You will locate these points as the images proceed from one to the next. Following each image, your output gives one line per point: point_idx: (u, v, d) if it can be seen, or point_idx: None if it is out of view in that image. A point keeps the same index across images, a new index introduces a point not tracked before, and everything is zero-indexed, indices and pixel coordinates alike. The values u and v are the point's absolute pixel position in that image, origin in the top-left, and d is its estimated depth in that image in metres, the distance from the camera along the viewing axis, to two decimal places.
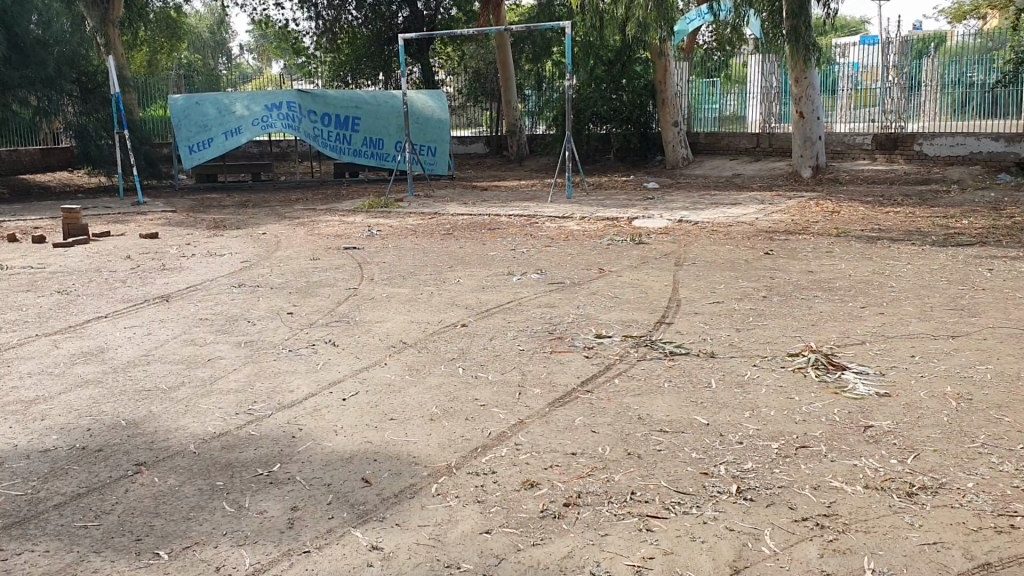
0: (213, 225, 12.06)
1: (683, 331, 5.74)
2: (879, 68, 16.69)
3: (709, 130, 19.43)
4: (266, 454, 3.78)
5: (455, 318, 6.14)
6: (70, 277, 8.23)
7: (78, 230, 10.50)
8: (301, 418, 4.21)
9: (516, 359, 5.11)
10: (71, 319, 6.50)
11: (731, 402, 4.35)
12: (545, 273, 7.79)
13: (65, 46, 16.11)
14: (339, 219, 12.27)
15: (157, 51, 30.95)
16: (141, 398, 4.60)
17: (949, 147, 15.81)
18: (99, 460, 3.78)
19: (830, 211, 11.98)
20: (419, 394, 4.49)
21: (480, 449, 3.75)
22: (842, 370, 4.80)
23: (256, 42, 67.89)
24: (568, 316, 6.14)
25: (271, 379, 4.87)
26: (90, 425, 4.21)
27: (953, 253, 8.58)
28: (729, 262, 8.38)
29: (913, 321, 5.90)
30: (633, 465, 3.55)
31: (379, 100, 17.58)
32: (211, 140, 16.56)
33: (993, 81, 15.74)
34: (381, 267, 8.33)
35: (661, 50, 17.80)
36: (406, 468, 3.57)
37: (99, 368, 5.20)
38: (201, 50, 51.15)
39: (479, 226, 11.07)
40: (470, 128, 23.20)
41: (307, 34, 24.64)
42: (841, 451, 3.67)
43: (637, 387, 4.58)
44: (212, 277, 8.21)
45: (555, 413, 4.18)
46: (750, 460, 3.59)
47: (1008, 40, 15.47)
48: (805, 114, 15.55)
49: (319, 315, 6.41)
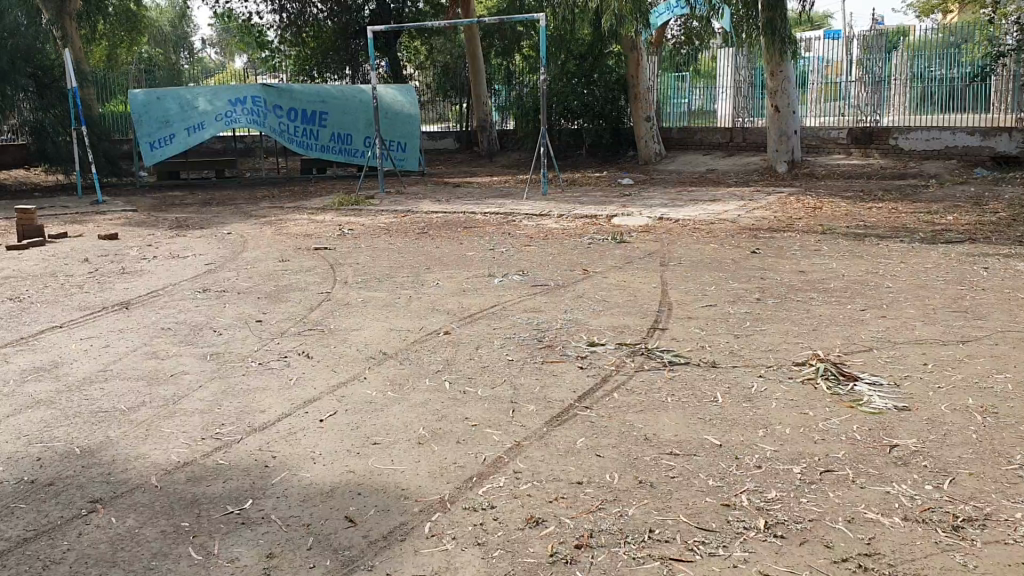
0: (176, 225, 11.55)
1: (680, 338, 5.43)
2: (844, 62, 16.62)
3: (678, 125, 19.20)
4: (235, 488, 3.40)
5: (437, 326, 5.77)
6: (24, 282, 7.76)
7: (33, 231, 9.98)
8: (275, 445, 3.83)
9: (505, 370, 4.77)
10: (24, 329, 6.06)
11: (741, 419, 4.02)
12: (527, 274, 7.46)
13: (19, 38, 15.52)
14: (307, 217, 11.83)
15: (116, 44, 30.15)
16: (98, 421, 4.19)
17: (924, 141, 15.61)
18: (49, 497, 3.38)
19: (811, 207, 11.75)
20: (404, 414, 4.12)
21: (476, 479, 3.40)
22: (855, 381, 4.49)
23: (218, 37, 66.71)
24: (555, 322, 5.79)
25: (241, 397, 4.49)
26: (40, 454, 3.80)
27: (944, 250, 8.37)
28: (717, 262, 8.10)
29: (918, 325, 5.62)
30: (646, 496, 3.22)
31: (347, 93, 17.06)
32: (173, 136, 16.04)
33: (961, 76, 15.53)
34: (355, 269, 7.96)
35: (633, 44, 17.42)
36: (394, 504, 3.21)
37: (52, 386, 4.76)
38: (162, 45, 50.16)
39: (455, 224, 10.72)
40: (439, 124, 22.86)
41: (271, 27, 24.25)
42: (869, 476, 3.37)
43: (639, 403, 4.25)
44: (176, 281, 7.77)
45: (554, 433, 3.85)
46: (773, 488, 3.27)
47: (973, 35, 15.20)
48: (781, 108, 15.29)
49: (291, 323, 6.01)
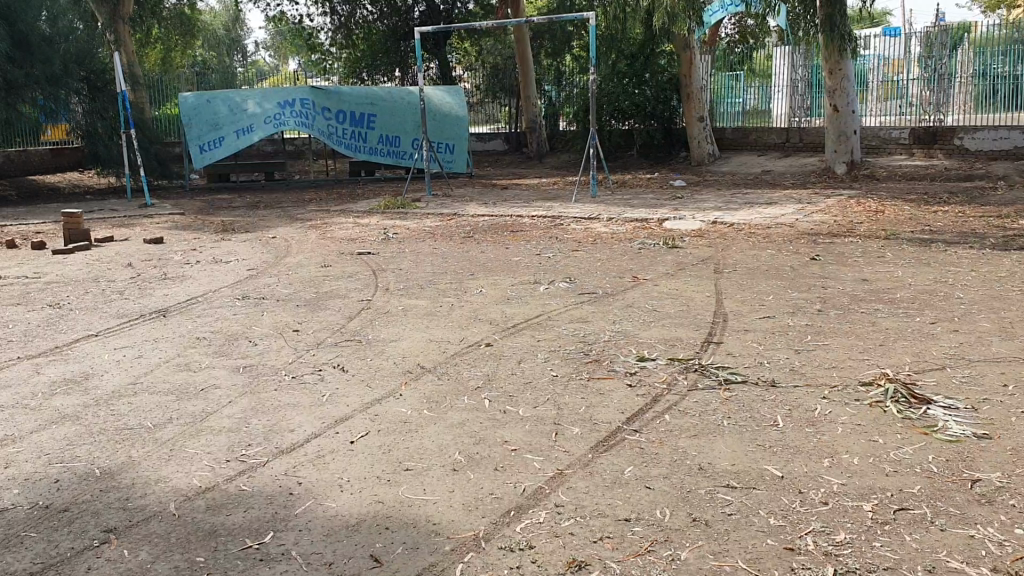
0: (221, 229, 11.45)
1: (736, 353, 5.11)
2: (903, 60, 15.97)
3: (732, 125, 18.79)
4: (255, 520, 3.17)
5: (478, 337, 5.52)
6: (66, 288, 7.66)
7: (79, 235, 9.93)
8: (302, 469, 3.59)
9: (548, 388, 4.48)
10: (58, 338, 5.92)
11: (805, 446, 3.69)
12: (575, 282, 7.18)
13: (72, 43, 15.64)
14: (352, 221, 11.63)
15: (170, 48, 30.51)
16: (122, 440, 4.00)
17: (992, 141, 15.05)
18: (62, 524, 3.19)
19: (873, 210, 11.29)
20: (439, 436, 3.87)
21: (513, 513, 3.13)
22: (928, 405, 4.12)
23: (273, 40, 67.42)
24: (603, 334, 5.49)
25: (271, 414, 4.27)
26: (58, 476, 3.62)
27: (1017, 257, 7.91)
28: (774, 269, 7.72)
29: (994, 340, 5.24)
30: (700, 536, 2.93)
31: (395, 96, 16.93)
32: (222, 139, 16.00)
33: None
34: (398, 275, 7.75)
35: (687, 42, 17.03)
36: (423, 542, 2.96)
37: (80, 400, 4.59)
38: (217, 48, 50.44)
39: (501, 227, 10.47)
40: (488, 125, 22.65)
41: (322, 30, 24.39)
42: (950, 516, 3.02)
43: (693, 427, 3.94)
44: (217, 287, 7.64)
45: (599, 460, 3.57)
46: (842, 530, 2.95)
47: None
48: (840, 108, 14.76)
49: (327, 333, 5.80)
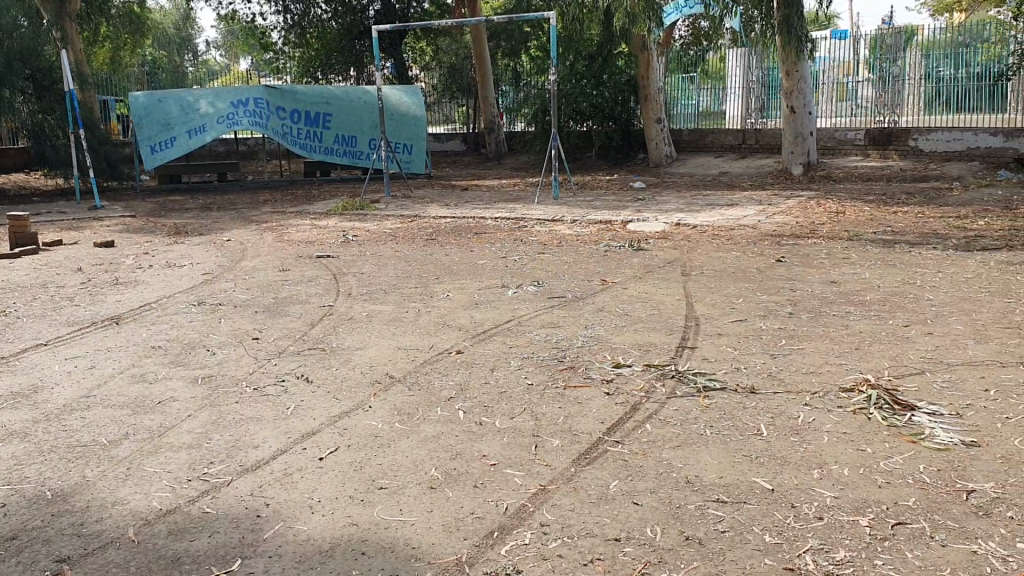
0: (173, 232, 11.11)
1: (712, 358, 5.00)
2: (853, 62, 16.06)
3: (688, 126, 18.80)
4: (221, 545, 2.97)
5: (447, 344, 5.34)
6: (13, 294, 7.36)
7: (25, 239, 9.57)
8: (269, 489, 3.40)
9: (523, 397, 4.33)
10: (4, 348, 5.63)
11: (792, 457, 3.58)
12: (543, 285, 7.04)
13: (16, 41, 15.09)
14: (309, 223, 11.38)
15: (119, 47, 29.87)
16: (75, 459, 3.76)
17: (945, 142, 15.16)
18: (9, 555, 2.96)
19: (834, 211, 11.33)
20: (413, 451, 3.70)
21: (497, 535, 2.97)
22: (912, 412, 4.04)
23: (223, 39, 66.43)
24: (575, 340, 5.35)
25: (234, 429, 4.06)
26: (6, 500, 3.38)
27: (981, 258, 7.92)
28: (741, 271, 7.65)
29: (969, 343, 5.19)
30: (695, 556, 2.80)
31: (351, 95, 16.71)
32: (174, 139, 15.55)
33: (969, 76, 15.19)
34: (360, 280, 7.54)
35: (643, 44, 16.95)
36: (402, 568, 2.79)
37: (28, 415, 4.33)
38: (168, 47, 49.43)
39: (464, 229, 10.30)
40: (445, 125, 22.44)
41: (275, 28, 23.96)
42: (950, 531, 2.93)
43: (675, 437, 3.80)
44: (172, 293, 7.36)
45: (582, 474, 3.43)
46: (840, 547, 2.84)
47: (980, 36, 14.90)
48: (796, 109, 14.82)
49: (288, 341, 5.58)
